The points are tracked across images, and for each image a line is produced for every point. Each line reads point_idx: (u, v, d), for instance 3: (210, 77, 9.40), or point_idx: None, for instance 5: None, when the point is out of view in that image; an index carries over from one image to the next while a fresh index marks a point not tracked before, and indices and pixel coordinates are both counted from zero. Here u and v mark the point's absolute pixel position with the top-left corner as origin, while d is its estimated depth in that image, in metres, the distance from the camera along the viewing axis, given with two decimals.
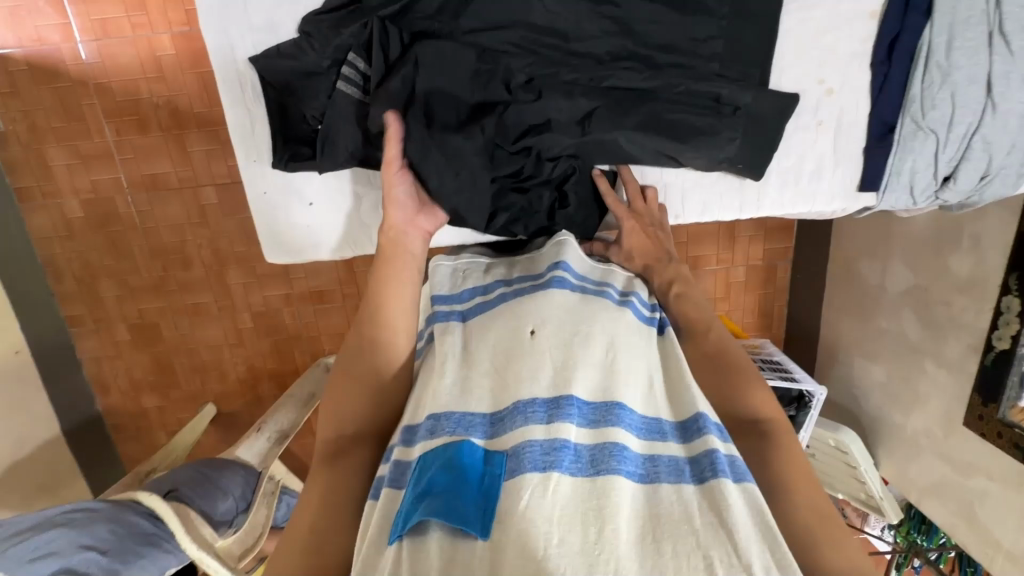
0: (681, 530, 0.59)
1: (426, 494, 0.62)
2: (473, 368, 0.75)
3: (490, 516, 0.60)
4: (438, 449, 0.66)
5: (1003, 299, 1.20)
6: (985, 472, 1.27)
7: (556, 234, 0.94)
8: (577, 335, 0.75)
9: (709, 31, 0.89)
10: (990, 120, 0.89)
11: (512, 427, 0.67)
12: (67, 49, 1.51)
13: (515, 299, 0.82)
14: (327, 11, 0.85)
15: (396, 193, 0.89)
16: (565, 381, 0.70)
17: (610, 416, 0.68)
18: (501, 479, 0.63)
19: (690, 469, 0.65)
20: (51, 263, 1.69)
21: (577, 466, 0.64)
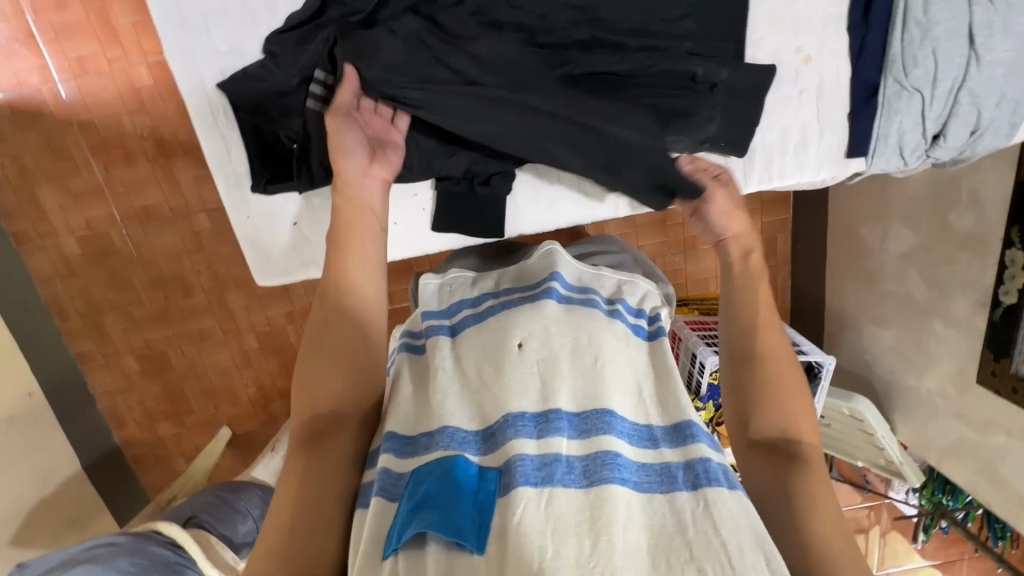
0: (674, 541, 0.61)
1: (420, 507, 0.62)
2: (463, 386, 0.76)
3: (485, 529, 0.62)
4: (432, 463, 0.67)
5: (1007, 252, 1.17)
6: (1003, 429, 1.26)
7: (543, 244, 0.94)
8: (565, 346, 0.76)
9: (678, 10, 0.87)
10: (976, 72, 0.87)
11: (504, 441, 0.68)
12: (47, 90, 1.52)
13: (501, 311, 0.82)
14: (290, 28, 0.85)
15: (344, 141, 0.84)
16: (552, 394, 0.72)
17: (601, 425, 0.69)
18: (496, 496, 0.64)
19: (681, 475, 0.66)
20: (55, 302, 1.71)
21: (569, 478, 0.65)
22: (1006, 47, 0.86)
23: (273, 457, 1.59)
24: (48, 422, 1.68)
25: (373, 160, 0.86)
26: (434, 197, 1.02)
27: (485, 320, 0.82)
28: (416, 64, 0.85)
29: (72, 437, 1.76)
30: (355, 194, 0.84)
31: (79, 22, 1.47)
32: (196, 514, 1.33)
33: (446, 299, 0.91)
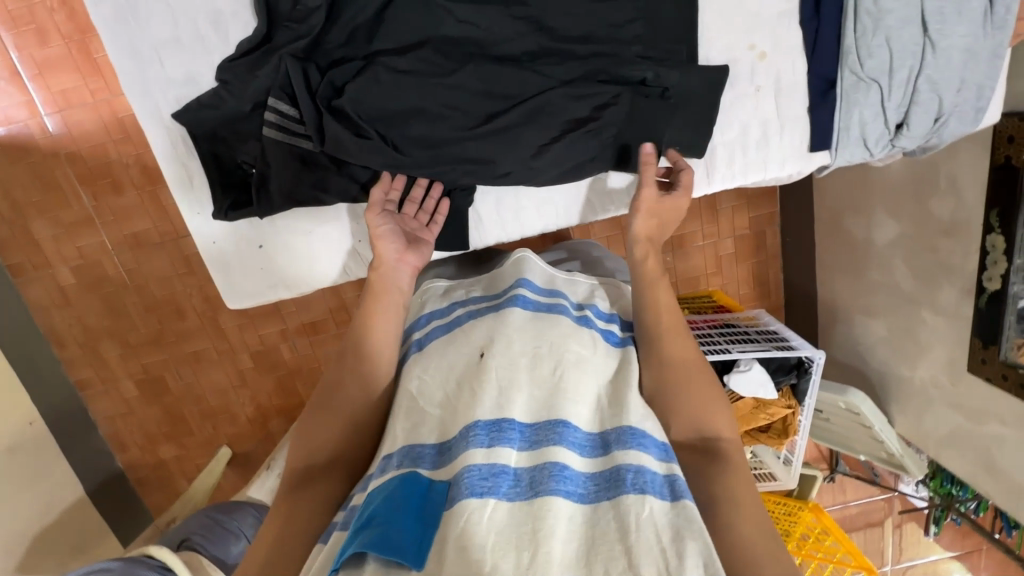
0: (613, 550, 0.59)
1: (364, 525, 0.61)
2: (426, 402, 0.75)
3: (426, 546, 0.61)
4: (381, 484, 0.67)
5: (987, 238, 1.15)
6: (998, 418, 1.23)
7: (516, 251, 0.94)
8: (524, 357, 0.75)
9: (626, 15, 0.88)
10: (932, 59, 0.88)
11: (457, 453, 0.67)
12: (35, 124, 1.55)
13: (468, 321, 0.82)
14: (240, 56, 0.86)
15: (381, 229, 0.88)
16: (509, 402, 0.70)
17: (552, 435, 0.68)
18: (440, 511, 0.63)
19: (630, 478, 0.63)
20: (53, 331, 1.74)
21: (516, 491, 0.64)
22: (959, 32, 0.87)
23: (267, 476, 1.60)
24: (51, 450, 1.70)
25: (407, 250, 0.88)
26: None
27: (453, 329, 0.83)
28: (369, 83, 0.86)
29: (75, 463, 1.78)
30: (389, 276, 0.85)
31: (61, 56, 1.51)
32: (189, 536, 1.34)
33: (417, 311, 0.93)
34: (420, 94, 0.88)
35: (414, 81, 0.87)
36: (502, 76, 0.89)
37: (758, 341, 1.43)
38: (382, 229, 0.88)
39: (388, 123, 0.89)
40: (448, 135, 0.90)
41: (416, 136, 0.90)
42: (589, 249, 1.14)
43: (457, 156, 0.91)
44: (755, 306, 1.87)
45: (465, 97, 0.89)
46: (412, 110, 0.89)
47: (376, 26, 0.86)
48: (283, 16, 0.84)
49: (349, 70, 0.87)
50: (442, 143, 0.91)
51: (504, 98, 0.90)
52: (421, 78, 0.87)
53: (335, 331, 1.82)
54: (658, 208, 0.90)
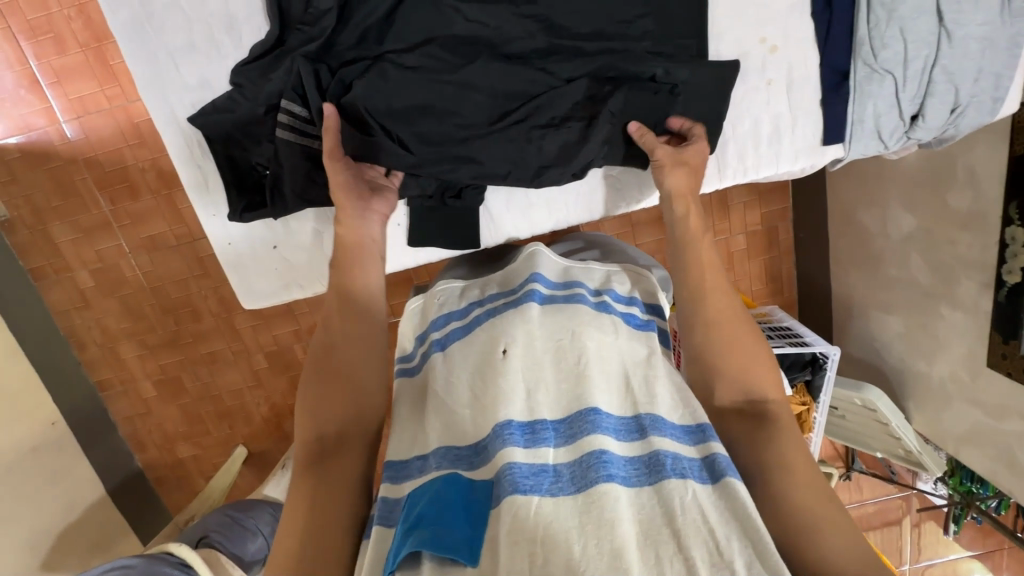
0: (661, 534, 0.60)
1: (414, 527, 0.62)
2: (455, 403, 0.75)
3: (478, 543, 0.62)
4: (426, 486, 0.68)
5: (1006, 230, 1.13)
6: (1019, 414, 1.20)
7: (526, 247, 0.93)
8: (547, 355, 0.77)
9: (635, 11, 0.88)
10: (948, 49, 0.87)
11: (494, 452, 0.67)
12: (54, 131, 1.58)
13: (487, 320, 0.82)
14: (253, 60, 0.87)
15: (340, 178, 0.85)
16: (537, 405, 0.72)
17: (586, 425, 0.68)
18: (488, 507, 0.64)
19: (670, 464, 0.64)
20: (73, 334, 1.77)
21: (559, 486, 0.64)
22: (977, 21, 0.86)
23: (283, 475, 1.61)
24: (72, 449, 1.74)
25: (372, 198, 0.88)
26: (409, 214, 1.03)
27: (473, 330, 0.82)
28: (380, 82, 0.87)
29: (96, 463, 1.81)
30: (355, 231, 0.85)
31: (78, 63, 1.53)
32: (207, 534, 1.37)
33: (433, 313, 0.90)
34: (430, 94, 0.88)
35: (422, 79, 0.88)
36: (510, 74, 0.89)
37: (771, 338, 1.42)
38: (341, 175, 0.85)
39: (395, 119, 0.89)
40: (456, 131, 0.91)
41: (424, 134, 0.90)
42: (615, 242, 1.08)
43: (466, 155, 0.92)
44: (769, 303, 1.86)
45: (473, 98, 0.89)
46: (420, 107, 0.89)
47: (385, 26, 0.87)
48: (295, 19, 0.85)
49: (360, 70, 0.88)
50: (448, 140, 0.91)
51: (511, 95, 0.90)
52: (430, 78, 0.88)
53: None
54: (680, 155, 0.87)
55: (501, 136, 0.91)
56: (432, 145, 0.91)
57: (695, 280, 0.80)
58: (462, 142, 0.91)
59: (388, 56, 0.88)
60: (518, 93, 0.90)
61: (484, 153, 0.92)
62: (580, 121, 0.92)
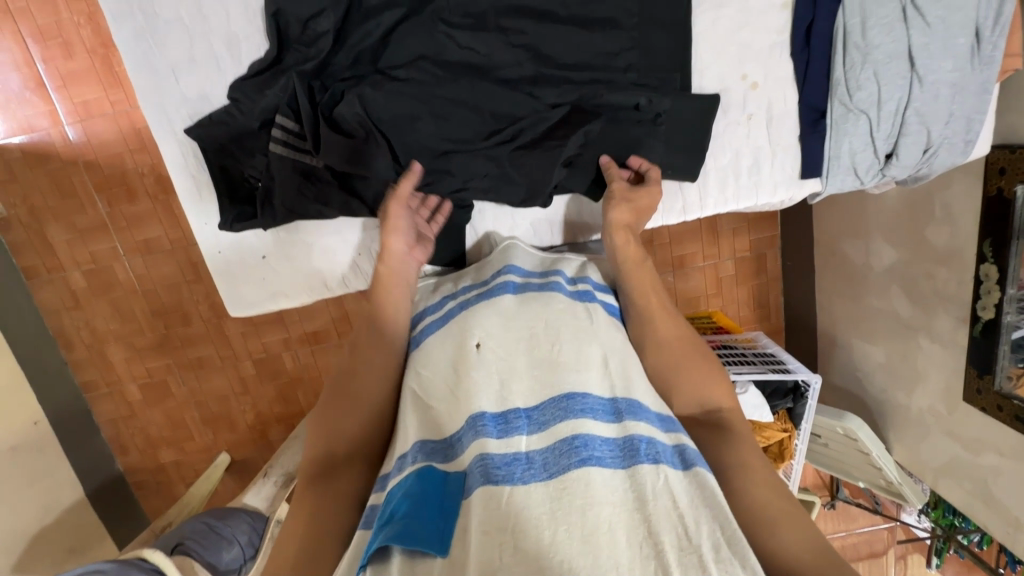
0: (633, 519, 0.59)
1: (388, 520, 0.61)
2: (430, 398, 0.77)
3: (448, 533, 0.61)
4: (400, 482, 0.66)
5: (981, 267, 1.16)
6: (994, 448, 1.22)
7: (501, 243, 1.00)
8: (520, 345, 0.78)
9: (621, 44, 0.92)
10: (919, 92, 0.91)
11: (468, 444, 0.68)
12: (56, 133, 1.61)
13: (458, 311, 0.85)
14: (251, 76, 0.90)
15: (399, 222, 0.91)
16: (510, 393, 0.73)
17: (559, 412, 0.68)
18: (459, 500, 0.64)
19: (644, 448, 0.65)
20: (62, 333, 1.78)
21: (532, 472, 0.63)
22: (946, 67, 0.89)
23: (264, 483, 1.51)
24: (53, 450, 1.73)
25: (416, 244, 0.94)
26: None
27: (448, 321, 0.85)
28: (375, 100, 0.89)
29: (77, 465, 1.80)
30: (399, 268, 0.91)
31: (84, 69, 1.57)
32: (184, 541, 1.36)
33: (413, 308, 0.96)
34: (419, 109, 0.91)
35: (412, 95, 0.90)
36: (497, 92, 0.92)
37: (754, 363, 1.44)
38: (401, 222, 0.92)
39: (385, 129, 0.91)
40: (443, 142, 0.93)
41: (409, 147, 0.93)
42: (581, 238, 1.10)
43: (449, 170, 0.95)
44: (755, 328, 1.88)
45: (460, 117, 0.92)
46: (408, 118, 0.91)
47: (379, 47, 0.90)
48: (293, 40, 0.88)
49: (352, 87, 0.89)
50: (435, 152, 0.94)
51: (497, 116, 0.93)
52: (420, 95, 0.90)
53: (338, 341, 1.84)
54: (632, 193, 0.92)
55: (483, 154, 0.94)
56: (416, 158, 0.94)
57: (643, 307, 0.85)
58: (445, 158, 0.95)
59: (381, 72, 0.90)
60: (501, 115, 0.93)
61: (467, 169, 0.95)
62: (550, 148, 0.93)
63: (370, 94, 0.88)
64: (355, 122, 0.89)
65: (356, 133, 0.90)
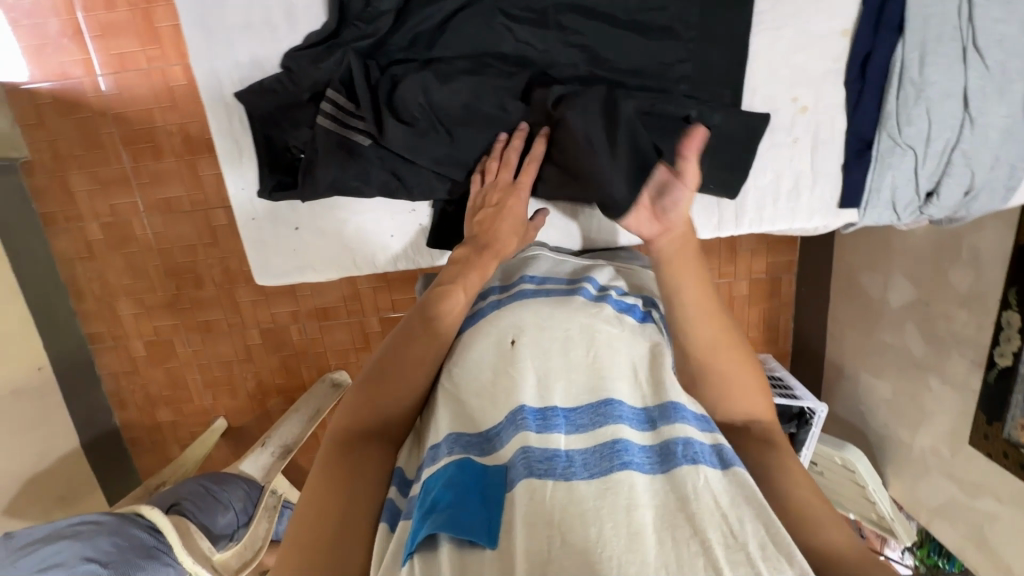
0: (677, 518, 0.60)
1: (432, 510, 0.63)
2: (464, 392, 0.78)
3: (496, 525, 0.62)
4: (439, 472, 0.68)
5: (1003, 314, 1.16)
6: (993, 494, 1.23)
7: (527, 249, 1.00)
8: (555, 347, 0.78)
9: (677, 54, 0.91)
10: (969, 134, 0.90)
11: (508, 438, 0.69)
12: (89, 83, 1.60)
13: (492, 312, 0.85)
14: (306, 48, 0.90)
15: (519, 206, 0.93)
16: (549, 392, 0.74)
17: (599, 416, 0.71)
18: (501, 493, 0.65)
19: (681, 450, 0.66)
20: (73, 283, 1.78)
21: (573, 470, 0.65)
22: (999, 112, 0.89)
23: (262, 452, 1.60)
24: (53, 397, 1.74)
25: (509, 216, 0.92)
26: (432, 214, 1.05)
27: (479, 321, 0.84)
28: (432, 87, 0.90)
29: (75, 415, 1.81)
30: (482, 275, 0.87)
31: (124, 22, 1.55)
32: (179, 501, 1.35)
33: None
34: (481, 104, 0.93)
35: (469, 87, 0.91)
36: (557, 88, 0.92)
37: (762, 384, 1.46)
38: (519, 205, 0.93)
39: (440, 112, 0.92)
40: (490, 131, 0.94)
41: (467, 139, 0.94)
42: (606, 241, 1.11)
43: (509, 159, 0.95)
44: (762, 351, 1.88)
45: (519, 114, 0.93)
46: (466, 110, 0.92)
47: (437, 32, 0.90)
48: (353, 15, 0.88)
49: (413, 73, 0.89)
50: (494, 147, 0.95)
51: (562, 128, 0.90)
52: (478, 89, 0.91)
53: (346, 319, 1.84)
54: None
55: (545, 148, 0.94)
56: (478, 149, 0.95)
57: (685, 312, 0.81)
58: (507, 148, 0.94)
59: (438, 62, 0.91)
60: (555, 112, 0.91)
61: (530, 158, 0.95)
62: (543, 136, 0.93)
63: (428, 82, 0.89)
64: (409, 104, 0.90)
65: (410, 117, 0.91)
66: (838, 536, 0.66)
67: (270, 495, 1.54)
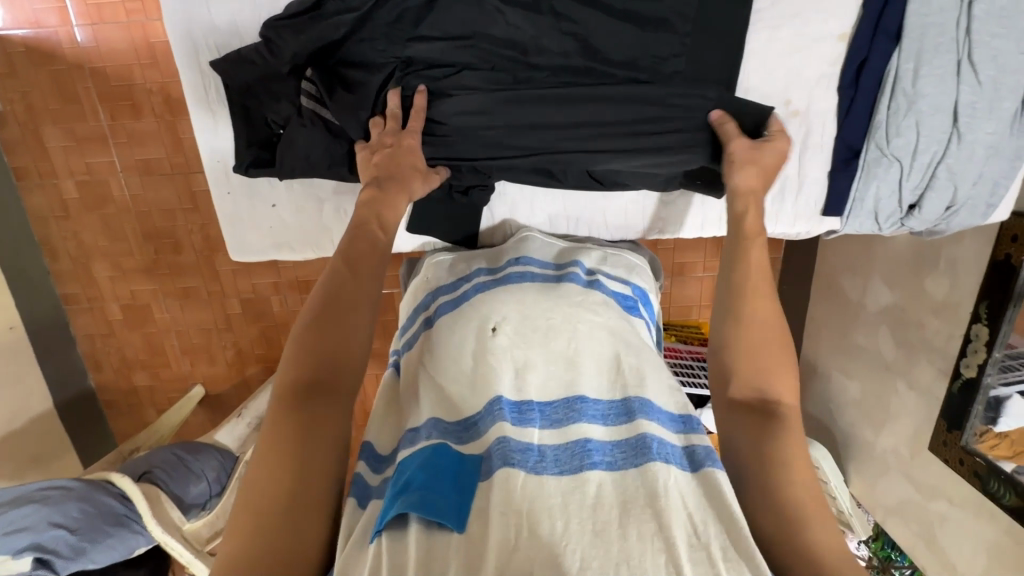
0: (645, 515, 0.60)
1: (403, 491, 0.63)
2: (443, 377, 0.79)
3: (466, 511, 0.62)
4: (414, 455, 0.69)
5: (972, 326, 1.18)
6: (946, 496, 1.27)
7: (520, 231, 1.01)
8: (536, 336, 0.82)
9: (672, 48, 0.88)
10: (956, 149, 0.90)
11: (486, 428, 0.71)
12: (64, 33, 1.53)
13: (475, 295, 0.88)
14: (287, 17, 0.84)
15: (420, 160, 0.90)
16: (525, 385, 0.76)
17: (573, 413, 0.72)
18: (476, 480, 0.66)
19: (655, 448, 0.67)
20: (46, 242, 1.74)
21: (544, 464, 0.66)
22: (987, 128, 0.89)
23: (238, 423, 1.60)
24: (25, 356, 1.72)
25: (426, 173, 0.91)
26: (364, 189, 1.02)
27: (461, 306, 0.87)
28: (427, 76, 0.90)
29: (48, 375, 1.79)
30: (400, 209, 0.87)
31: None
32: (151, 469, 1.36)
33: (422, 289, 0.95)
34: (487, 94, 0.91)
35: (480, 87, 0.91)
36: (606, 106, 0.92)
37: None
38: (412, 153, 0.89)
39: (522, 118, 0.92)
40: (560, 146, 0.95)
41: (472, 128, 0.93)
42: (594, 235, 1.08)
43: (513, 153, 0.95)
44: None
45: (527, 110, 0.92)
46: (476, 106, 0.92)
47: (424, 10, 0.85)
48: None
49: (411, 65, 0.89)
50: (498, 140, 0.94)
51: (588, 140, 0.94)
52: (485, 84, 0.91)
53: None
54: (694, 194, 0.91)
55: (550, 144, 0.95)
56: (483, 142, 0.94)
57: (770, 314, 0.81)
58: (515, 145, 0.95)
59: (423, 55, 0.88)
60: (611, 119, 0.92)
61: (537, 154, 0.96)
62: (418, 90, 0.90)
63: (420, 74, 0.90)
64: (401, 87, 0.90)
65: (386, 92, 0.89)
66: (818, 530, 0.65)
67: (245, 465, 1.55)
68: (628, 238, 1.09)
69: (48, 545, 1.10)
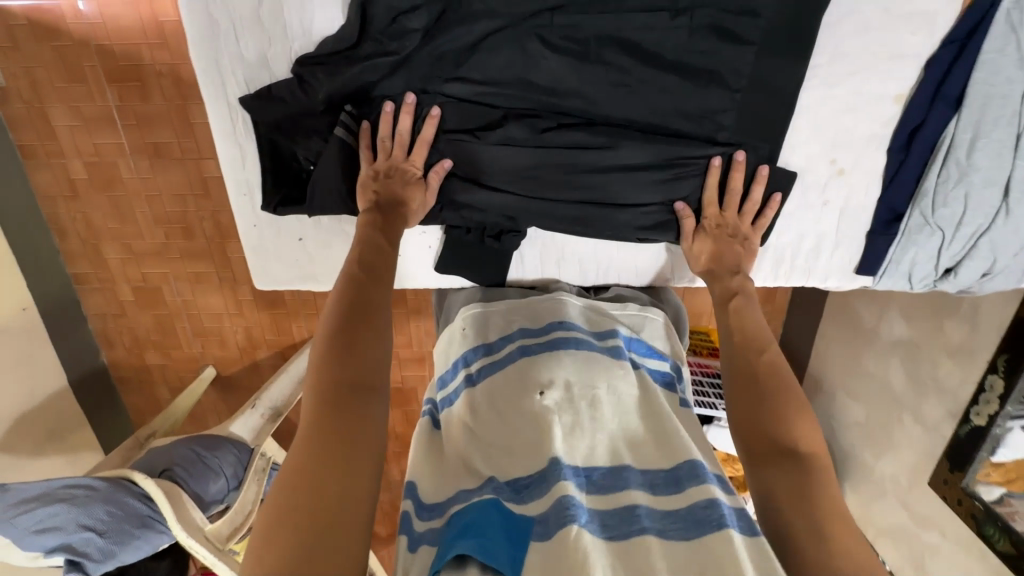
0: None
1: (461, 536, 0.66)
2: (490, 437, 0.82)
3: (520, 563, 0.65)
4: (470, 506, 0.72)
5: (988, 376, 1.19)
6: (939, 528, 1.32)
7: (556, 292, 1.01)
8: (584, 404, 0.83)
9: (723, 102, 0.88)
10: (1001, 224, 0.89)
11: (554, 480, 0.71)
12: (67, 6, 1.44)
13: (522, 358, 0.90)
14: (324, 56, 0.85)
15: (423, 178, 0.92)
16: (574, 450, 0.78)
17: (619, 483, 0.74)
18: (530, 538, 0.68)
19: (702, 514, 0.67)
20: (55, 221, 1.71)
21: (590, 524, 0.68)
22: None
23: (251, 414, 1.62)
24: (40, 336, 1.72)
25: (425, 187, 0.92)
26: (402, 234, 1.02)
27: (507, 369, 0.89)
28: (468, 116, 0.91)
29: (62, 354, 1.81)
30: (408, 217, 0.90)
31: None
32: (171, 467, 1.40)
33: (461, 340, 0.97)
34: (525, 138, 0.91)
35: (519, 134, 0.91)
36: (641, 156, 0.92)
37: None
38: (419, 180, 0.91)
39: (560, 166, 0.93)
40: (590, 192, 0.95)
41: (507, 171, 0.93)
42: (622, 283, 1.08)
43: (542, 201, 0.96)
44: None
45: (568, 157, 0.92)
46: (510, 149, 0.92)
47: (467, 53, 0.86)
48: (375, 30, 0.82)
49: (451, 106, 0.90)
50: (530, 183, 0.94)
51: (617, 184, 0.94)
52: (525, 128, 0.91)
53: None
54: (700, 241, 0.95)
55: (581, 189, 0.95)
56: (513, 184, 0.95)
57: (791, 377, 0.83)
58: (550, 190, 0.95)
59: (461, 96, 0.89)
60: (646, 168, 0.93)
61: (569, 199, 0.96)
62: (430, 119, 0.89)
63: (460, 113, 0.90)
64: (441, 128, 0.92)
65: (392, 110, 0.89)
66: None
67: (260, 457, 1.55)
68: (655, 284, 1.09)
69: (79, 545, 1.16)
